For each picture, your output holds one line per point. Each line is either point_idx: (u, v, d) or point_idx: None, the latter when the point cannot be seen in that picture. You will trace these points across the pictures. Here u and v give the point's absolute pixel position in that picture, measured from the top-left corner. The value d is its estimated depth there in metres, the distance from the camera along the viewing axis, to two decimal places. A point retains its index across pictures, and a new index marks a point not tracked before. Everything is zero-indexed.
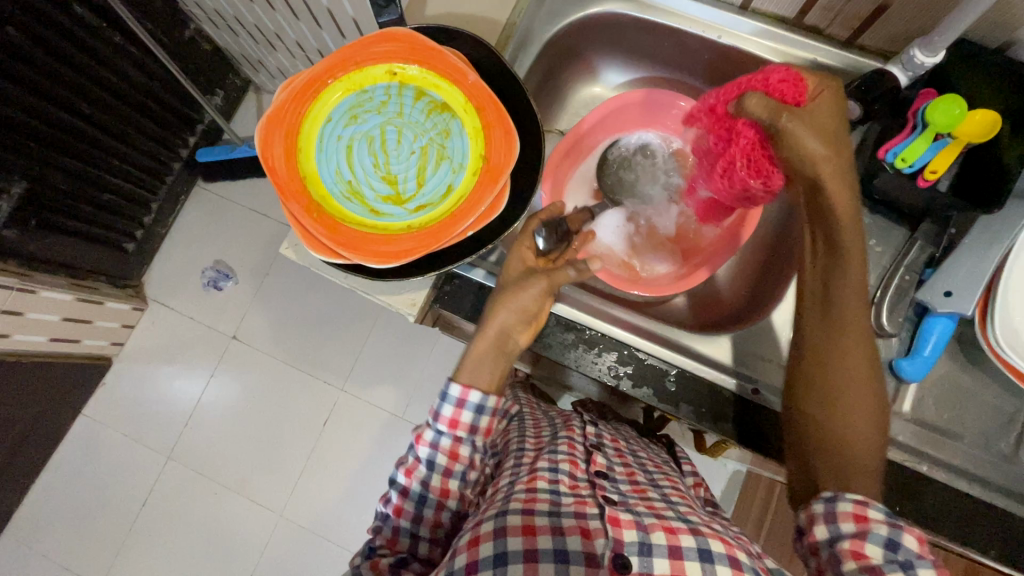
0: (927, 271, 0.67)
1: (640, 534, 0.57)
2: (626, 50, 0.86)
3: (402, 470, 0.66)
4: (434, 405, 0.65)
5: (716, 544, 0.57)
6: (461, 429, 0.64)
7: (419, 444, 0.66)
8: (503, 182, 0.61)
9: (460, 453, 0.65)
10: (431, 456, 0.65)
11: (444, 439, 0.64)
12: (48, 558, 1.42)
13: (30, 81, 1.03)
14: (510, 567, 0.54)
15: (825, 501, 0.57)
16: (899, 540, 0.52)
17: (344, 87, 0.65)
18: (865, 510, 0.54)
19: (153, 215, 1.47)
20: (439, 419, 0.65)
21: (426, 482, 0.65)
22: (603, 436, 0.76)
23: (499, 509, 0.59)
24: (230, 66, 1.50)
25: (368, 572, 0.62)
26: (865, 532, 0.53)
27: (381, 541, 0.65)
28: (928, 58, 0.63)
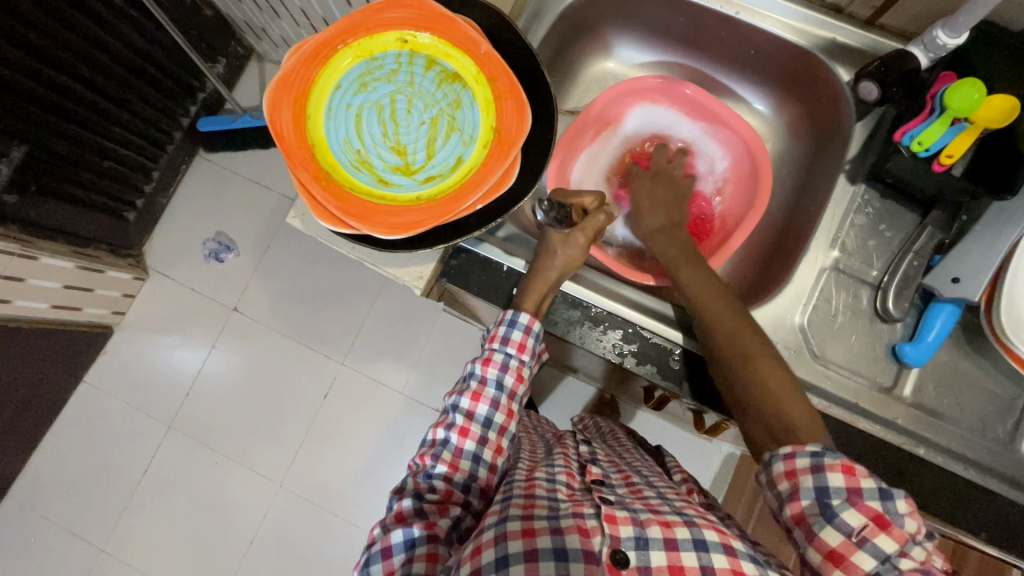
0: (936, 257, 0.67)
1: (635, 529, 0.57)
2: (639, 26, 0.85)
3: (466, 396, 0.67)
4: (491, 358, 0.68)
5: (710, 533, 0.58)
6: (527, 352, 0.68)
7: (473, 399, 0.67)
8: (514, 156, 0.60)
9: (524, 375, 0.68)
10: (499, 379, 0.67)
11: (512, 361, 0.67)
12: (50, 520, 1.45)
13: (30, 43, 1.01)
14: (512, 569, 0.54)
15: (767, 466, 0.57)
16: (826, 487, 0.52)
17: (354, 54, 0.64)
18: (794, 464, 0.54)
19: (153, 184, 1.46)
20: (501, 370, 0.67)
21: (482, 439, 0.66)
22: (597, 453, 0.78)
23: (499, 516, 0.59)
24: (233, 33, 1.47)
25: (421, 530, 0.60)
26: (796, 490, 0.53)
27: (432, 481, 0.65)
28: (951, 39, 0.62)
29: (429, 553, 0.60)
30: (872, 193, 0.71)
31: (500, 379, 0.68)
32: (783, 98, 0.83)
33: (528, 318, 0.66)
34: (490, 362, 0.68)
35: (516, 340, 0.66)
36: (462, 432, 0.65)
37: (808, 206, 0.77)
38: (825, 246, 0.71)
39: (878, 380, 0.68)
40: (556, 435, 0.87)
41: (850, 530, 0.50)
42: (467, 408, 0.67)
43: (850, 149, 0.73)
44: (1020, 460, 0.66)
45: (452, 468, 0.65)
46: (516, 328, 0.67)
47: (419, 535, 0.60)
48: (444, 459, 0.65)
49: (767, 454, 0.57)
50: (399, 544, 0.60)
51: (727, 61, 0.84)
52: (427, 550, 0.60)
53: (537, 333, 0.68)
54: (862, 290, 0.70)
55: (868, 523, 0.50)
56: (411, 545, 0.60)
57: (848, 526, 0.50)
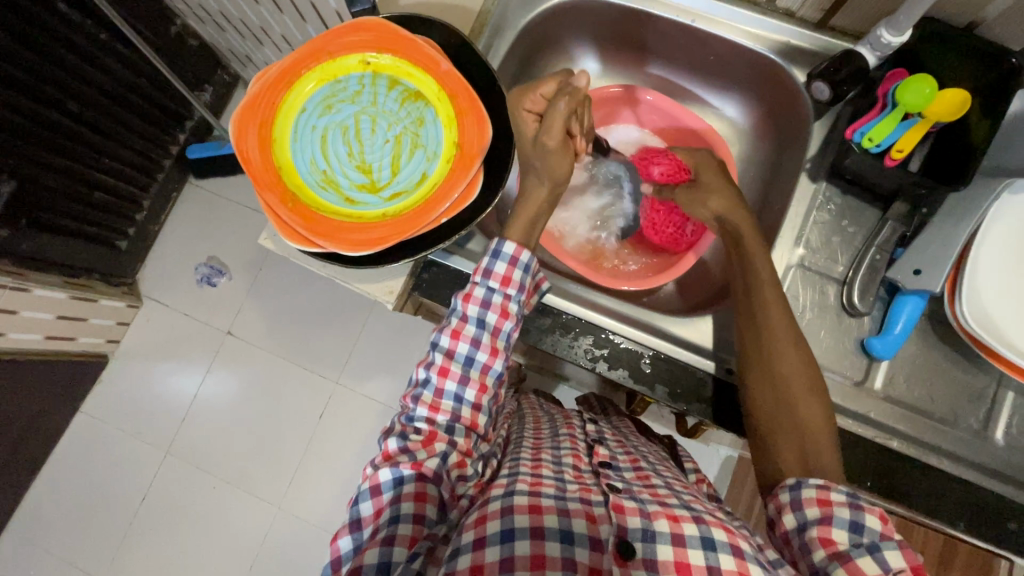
0: (898, 250, 0.68)
1: (642, 521, 0.56)
2: (603, 37, 0.86)
3: (446, 333, 0.66)
4: (472, 293, 0.66)
5: (719, 532, 0.56)
6: (512, 286, 0.66)
7: (453, 337, 0.65)
8: (475, 170, 0.62)
9: (510, 310, 0.66)
10: (480, 316, 0.65)
11: (495, 296, 0.65)
12: (50, 553, 1.44)
13: (17, 79, 1.03)
14: (517, 542, 0.54)
15: (791, 488, 0.57)
16: (862, 523, 0.52)
17: (318, 78, 0.66)
18: (828, 496, 0.54)
19: (145, 212, 1.48)
20: (482, 307, 0.65)
21: (464, 379, 0.65)
22: (604, 432, 0.79)
23: (505, 490, 0.59)
24: (218, 61, 1.50)
25: (408, 468, 0.59)
26: (829, 518, 0.53)
27: (415, 424, 0.64)
28: (894, 38, 0.63)
29: (418, 492, 0.58)
30: (833, 190, 0.72)
31: (482, 317, 0.66)
32: (746, 101, 0.84)
33: (512, 246, 0.66)
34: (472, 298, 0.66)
35: (498, 272, 0.65)
36: (442, 372, 0.64)
37: (774, 205, 0.78)
38: (790, 244, 0.72)
39: (849, 375, 0.68)
40: (563, 414, 0.88)
41: (887, 567, 0.50)
42: (447, 347, 0.65)
43: (809, 149, 0.74)
44: (994, 448, 0.66)
45: (433, 410, 0.64)
46: (500, 258, 0.66)
47: (407, 473, 0.59)
48: (426, 402, 0.64)
49: (797, 480, 0.57)
50: (387, 482, 0.59)
51: (689, 67, 0.85)
52: (415, 489, 0.59)
53: (524, 263, 0.67)
54: (828, 286, 0.70)
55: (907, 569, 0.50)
56: (399, 483, 0.59)
57: (888, 563, 0.50)
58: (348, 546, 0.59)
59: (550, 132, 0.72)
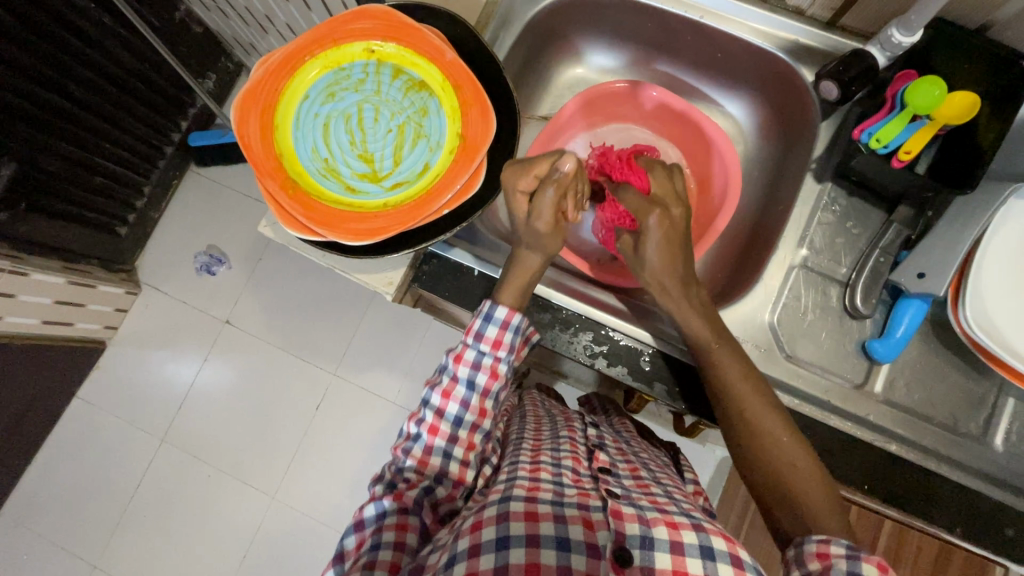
0: (903, 253, 0.68)
1: (641, 528, 0.56)
2: (611, 32, 0.86)
3: (437, 391, 0.66)
4: (462, 355, 0.65)
5: (718, 541, 0.56)
6: (502, 348, 0.65)
7: (445, 396, 0.65)
8: (479, 161, 0.61)
9: (499, 372, 0.65)
10: (471, 376, 0.65)
11: (485, 358, 0.65)
12: (43, 538, 1.44)
13: (19, 62, 1.03)
14: (512, 551, 0.52)
15: (796, 544, 0.55)
16: (858, 573, 0.48)
17: (321, 65, 0.66)
18: (827, 549, 0.52)
19: (145, 199, 1.47)
20: (472, 368, 0.65)
21: (453, 438, 0.65)
22: (605, 438, 0.79)
23: (501, 496, 0.58)
24: (222, 49, 1.49)
25: (390, 501, 0.61)
26: (826, 571, 0.50)
27: (403, 472, 0.64)
28: (905, 38, 0.63)
29: (398, 522, 0.59)
30: (838, 191, 0.72)
31: (472, 378, 0.65)
32: (753, 100, 0.84)
33: (504, 311, 0.64)
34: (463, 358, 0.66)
35: (490, 335, 0.64)
36: (431, 430, 0.64)
37: (777, 206, 0.78)
38: (794, 244, 0.71)
39: (849, 377, 0.68)
40: (564, 415, 0.87)
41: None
42: (437, 405, 0.65)
43: (815, 150, 0.74)
44: (993, 454, 0.66)
45: (421, 463, 0.64)
46: (492, 322, 0.65)
47: (389, 506, 0.60)
48: (415, 454, 0.64)
49: (801, 537, 0.55)
50: (370, 517, 0.60)
51: (696, 64, 0.85)
52: (396, 521, 0.59)
53: (515, 325, 0.65)
54: (830, 288, 0.70)
55: None
56: (380, 516, 0.60)
57: None
58: None
59: (539, 217, 0.67)
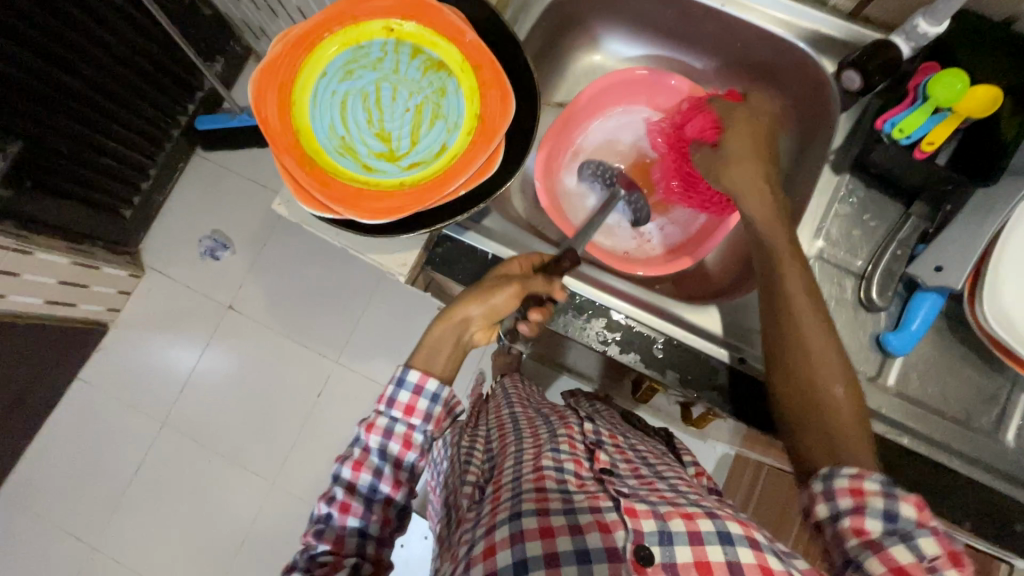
0: (919, 246, 0.67)
1: (658, 523, 0.56)
2: (629, 20, 0.85)
3: (347, 465, 0.62)
4: (374, 423, 0.64)
5: (734, 526, 0.56)
6: (416, 416, 0.65)
7: (355, 470, 0.62)
8: (498, 142, 0.61)
9: (414, 441, 0.64)
10: (382, 446, 0.64)
11: (398, 426, 0.64)
12: (41, 518, 1.44)
13: (29, 38, 1.02)
14: (532, 572, 0.53)
15: (824, 478, 0.56)
16: (896, 512, 0.50)
17: (341, 42, 0.65)
18: (860, 484, 0.53)
19: (150, 182, 1.46)
20: (385, 436, 0.64)
21: (365, 514, 0.61)
22: (602, 434, 0.76)
23: (510, 512, 0.57)
24: (231, 32, 1.48)
25: None
26: (861, 508, 0.52)
27: (319, 559, 0.59)
28: (931, 28, 0.63)
29: None
30: (856, 182, 0.72)
31: (384, 448, 0.64)
32: (771, 91, 0.83)
33: (417, 375, 0.65)
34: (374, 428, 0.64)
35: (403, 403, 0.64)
36: (342, 508, 0.60)
37: (793, 198, 0.77)
38: (810, 235, 0.71)
39: (863, 370, 0.68)
40: (556, 413, 0.85)
41: (923, 554, 0.48)
42: (348, 479, 0.62)
43: (834, 141, 0.73)
44: (1004, 450, 0.66)
45: (337, 546, 0.60)
46: (404, 387, 0.65)
47: None
48: (328, 538, 0.60)
49: (828, 470, 0.55)
50: None
51: (715, 54, 0.84)
52: None
53: (430, 391, 0.65)
54: (845, 280, 0.70)
55: (942, 556, 0.48)
56: None
57: (923, 550, 0.48)
58: None
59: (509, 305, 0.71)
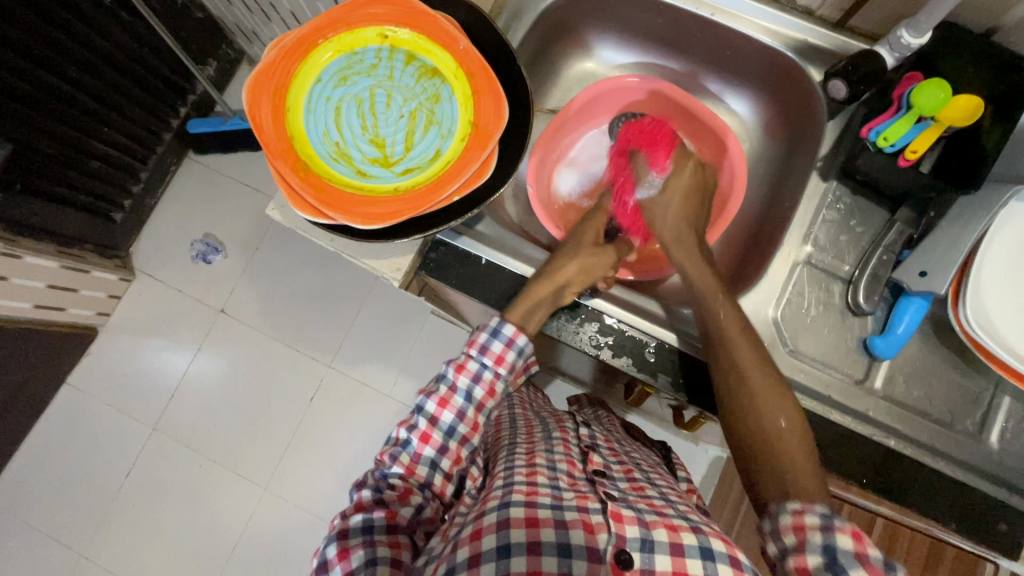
0: (904, 252, 0.69)
1: (641, 530, 0.57)
2: (620, 27, 0.86)
3: (432, 399, 0.64)
4: (464, 365, 0.64)
5: (717, 543, 0.58)
6: (503, 366, 0.65)
7: (439, 405, 0.63)
8: (491, 149, 0.61)
9: (496, 390, 0.65)
10: (468, 388, 0.64)
11: (486, 372, 0.64)
12: (28, 525, 1.42)
13: (18, 42, 1.01)
14: (513, 559, 0.53)
15: (772, 516, 0.56)
16: (834, 547, 0.51)
17: (335, 48, 0.66)
18: (802, 521, 0.54)
19: (141, 185, 1.46)
20: (473, 380, 0.64)
21: (442, 448, 0.63)
22: (597, 437, 0.78)
23: (501, 500, 0.58)
24: (223, 36, 1.48)
25: (382, 516, 0.59)
26: (804, 545, 0.52)
27: (389, 480, 0.61)
28: (914, 39, 0.65)
29: (391, 540, 0.59)
30: (843, 189, 0.73)
31: (471, 390, 0.64)
32: (760, 99, 0.85)
33: (511, 329, 0.65)
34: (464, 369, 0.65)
35: (494, 351, 0.64)
36: (423, 437, 0.62)
37: (782, 204, 0.79)
38: (798, 241, 0.72)
39: (850, 373, 0.69)
40: (553, 416, 0.86)
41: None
42: (432, 412, 0.63)
43: (822, 148, 0.75)
44: (988, 451, 0.67)
45: (408, 471, 0.62)
46: (498, 338, 0.65)
47: (378, 521, 0.59)
48: (402, 461, 0.62)
49: (776, 506, 0.56)
50: (356, 527, 0.58)
51: (706, 62, 0.86)
52: (388, 538, 0.58)
53: (520, 345, 0.65)
54: (833, 285, 0.71)
55: None
56: (370, 532, 0.58)
57: None
58: None
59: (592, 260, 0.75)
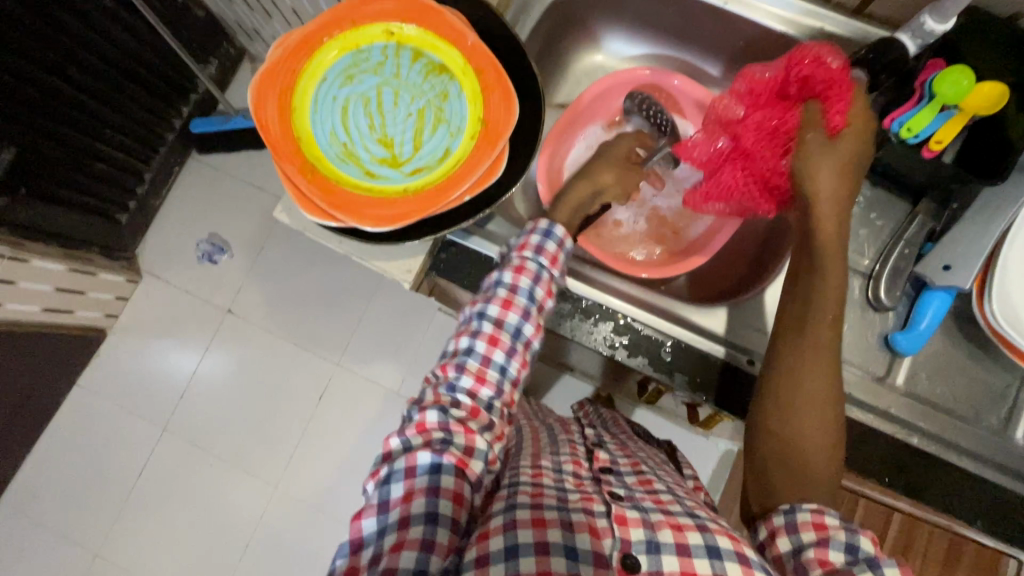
0: (927, 245, 0.67)
1: (646, 532, 0.55)
2: (630, 19, 0.84)
3: (495, 303, 0.63)
4: (524, 267, 0.64)
5: (723, 540, 0.55)
6: (556, 265, 0.67)
7: (503, 308, 0.63)
8: (502, 147, 0.60)
9: (552, 289, 0.66)
10: (529, 290, 0.64)
11: (544, 274, 0.65)
12: (43, 527, 1.43)
13: (19, 43, 1.00)
14: (522, 560, 0.52)
15: (785, 512, 0.56)
16: (857, 545, 0.52)
17: (340, 46, 0.64)
18: (823, 519, 0.54)
19: (146, 186, 1.45)
20: (532, 281, 0.64)
21: (509, 353, 0.63)
22: (604, 437, 0.77)
23: (506, 503, 0.57)
24: (224, 33, 1.46)
25: (450, 448, 0.56)
26: (826, 540, 0.52)
27: (456, 396, 0.60)
28: (938, 25, 0.62)
29: (458, 476, 0.56)
30: (862, 182, 0.72)
31: (532, 291, 0.64)
32: None
33: (562, 230, 0.67)
34: (522, 271, 0.65)
35: (552, 252, 0.65)
36: (490, 342, 0.62)
37: None
38: None
39: (871, 370, 0.67)
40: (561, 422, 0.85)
41: None
42: (496, 317, 0.63)
43: None
44: (1012, 447, 0.66)
45: (476, 385, 0.61)
46: (551, 238, 0.66)
47: (448, 454, 0.56)
48: (469, 373, 0.61)
49: (791, 504, 0.55)
50: (425, 464, 0.55)
51: (717, 53, 0.84)
52: (455, 474, 0.56)
53: (569, 248, 0.68)
54: (853, 279, 0.70)
55: None
56: (438, 468, 0.55)
57: None
58: (376, 529, 0.54)
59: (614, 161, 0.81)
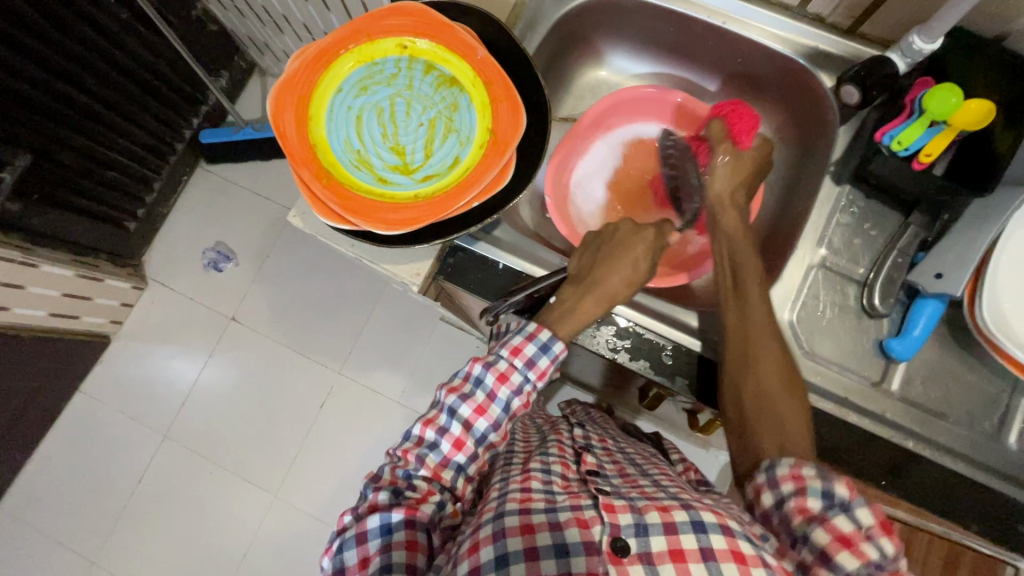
0: (919, 254, 0.70)
1: (634, 516, 0.56)
2: (632, 37, 0.88)
3: (467, 404, 0.62)
4: (508, 376, 0.63)
5: (708, 515, 0.55)
6: (539, 375, 0.64)
7: (475, 411, 0.62)
8: (510, 156, 0.62)
9: (528, 399, 0.65)
10: (506, 399, 0.63)
11: (526, 385, 0.64)
12: (41, 533, 1.43)
13: (38, 54, 1.03)
14: (512, 568, 0.54)
15: (767, 468, 0.58)
16: (833, 491, 0.53)
17: (356, 58, 0.67)
18: (800, 471, 0.55)
19: (154, 194, 1.48)
20: (514, 391, 0.63)
21: (473, 454, 0.63)
22: (592, 438, 0.77)
23: (495, 512, 0.58)
24: (235, 48, 1.50)
25: (400, 518, 0.58)
26: (804, 491, 0.54)
27: (413, 481, 0.61)
28: (926, 45, 0.65)
29: (408, 541, 0.58)
30: (856, 193, 0.74)
31: (509, 400, 0.64)
32: (772, 106, 0.86)
33: (560, 347, 0.64)
34: (504, 379, 0.63)
35: (540, 368, 0.63)
36: (456, 443, 0.62)
37: (796, 208, 0.80)
38: (813, 244, 0.73)
39: (867, 375, 0.69)
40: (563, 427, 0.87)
41: (861, 524, 0.52)
42: (467, 418, 0.62)
43: (835, 151, 0.76)
44: (1006, 452, 0.67)
45: (435, 474, 0.61)
46: (545, 354, 0.64)
47: (397, 524, 0.58)
48: (429, 464, 0.61)
49: (772, 459, 0.57)
50: (375, 530, 0.58)
51: (716, 69, 0.87)
52: (404, 539, 0.58)
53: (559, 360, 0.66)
54: (848, 287, 0.72)
55: (876, 523, 0.52)
56: (388, 532, 0.58)
57: (860, 520, 0.52)
58: None
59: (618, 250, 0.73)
